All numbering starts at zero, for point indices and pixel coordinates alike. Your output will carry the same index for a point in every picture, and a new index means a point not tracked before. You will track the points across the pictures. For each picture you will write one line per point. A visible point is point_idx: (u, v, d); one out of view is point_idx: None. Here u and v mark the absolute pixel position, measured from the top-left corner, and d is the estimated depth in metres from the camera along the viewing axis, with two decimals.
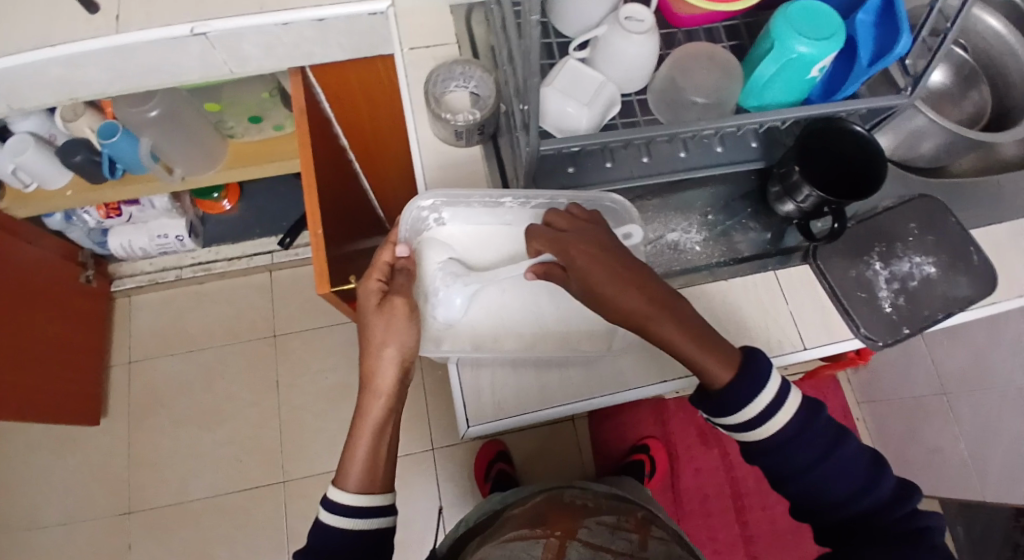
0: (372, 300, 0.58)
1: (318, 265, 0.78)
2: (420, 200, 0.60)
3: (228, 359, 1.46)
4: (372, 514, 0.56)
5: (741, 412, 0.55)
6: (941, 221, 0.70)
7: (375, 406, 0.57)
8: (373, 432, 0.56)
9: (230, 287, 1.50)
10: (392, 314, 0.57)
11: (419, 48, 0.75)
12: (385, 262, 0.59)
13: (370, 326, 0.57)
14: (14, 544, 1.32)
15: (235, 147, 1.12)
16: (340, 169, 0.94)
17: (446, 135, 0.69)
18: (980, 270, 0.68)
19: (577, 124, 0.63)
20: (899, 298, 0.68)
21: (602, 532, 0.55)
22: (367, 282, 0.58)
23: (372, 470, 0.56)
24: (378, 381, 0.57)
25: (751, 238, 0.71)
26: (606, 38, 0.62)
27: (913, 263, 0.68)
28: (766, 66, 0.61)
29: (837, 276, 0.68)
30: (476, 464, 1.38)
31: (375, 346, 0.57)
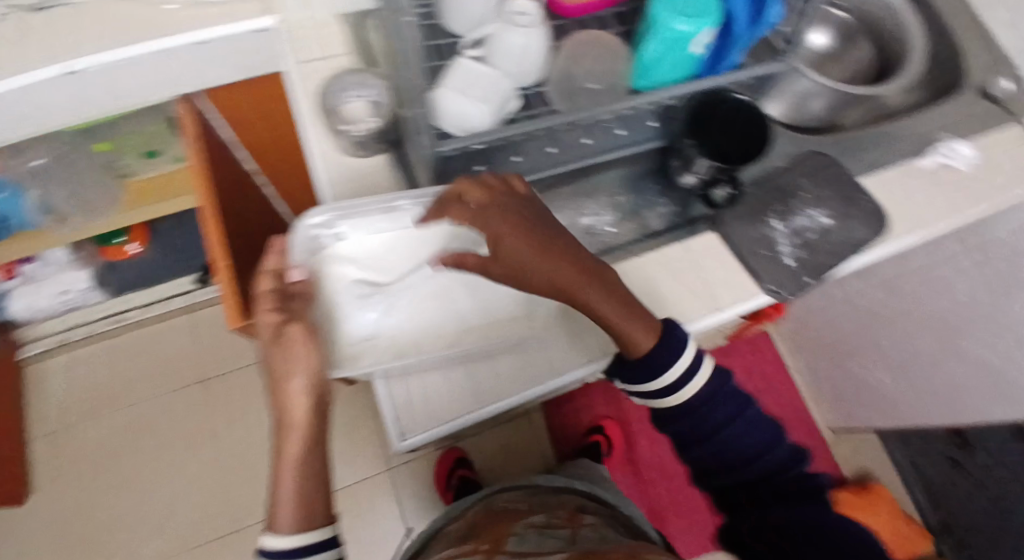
0: (269, 333, 0.54)
1: (227, 300, 0.74)
2: (305, 219, 0.54)
3: (160, 413, 1.38)
4: (312, 550, 0.53)
5: (665, 376, 0.59)
6: (831, 176, 0.73)
7: (295, 439, 0.54)
8: (297, 468, 0.53)
9: (151, 335, 1.42)
10: (291, 344, 0.53)
11: (312, 61, 0.71)
12: (272, 291, 0.55)
13: (273, 362, 0.53)
14: None
15: (135, 187, 1.04)
16: (246, 194, 0.90)
17: (347, 147, 0.68)
18: (874, 216, 0.71)
19: (476, 121, 0.62)
20: (800, 251, 0.71)
21: (532, 538, 0.59)
22: (260, 314, 0.54)
23: (306, 507, 0.53)
24: (292, 415, 0.54)
25: (659, 214, 0.74)
26: (495, 35, 0.62)
27: (809, 216, 0.72)
28: (649, 45, 0.63)
29: (743, 237, 0.71)
30: (437, 474, 1.36)
31: (279, 381, 0.53)
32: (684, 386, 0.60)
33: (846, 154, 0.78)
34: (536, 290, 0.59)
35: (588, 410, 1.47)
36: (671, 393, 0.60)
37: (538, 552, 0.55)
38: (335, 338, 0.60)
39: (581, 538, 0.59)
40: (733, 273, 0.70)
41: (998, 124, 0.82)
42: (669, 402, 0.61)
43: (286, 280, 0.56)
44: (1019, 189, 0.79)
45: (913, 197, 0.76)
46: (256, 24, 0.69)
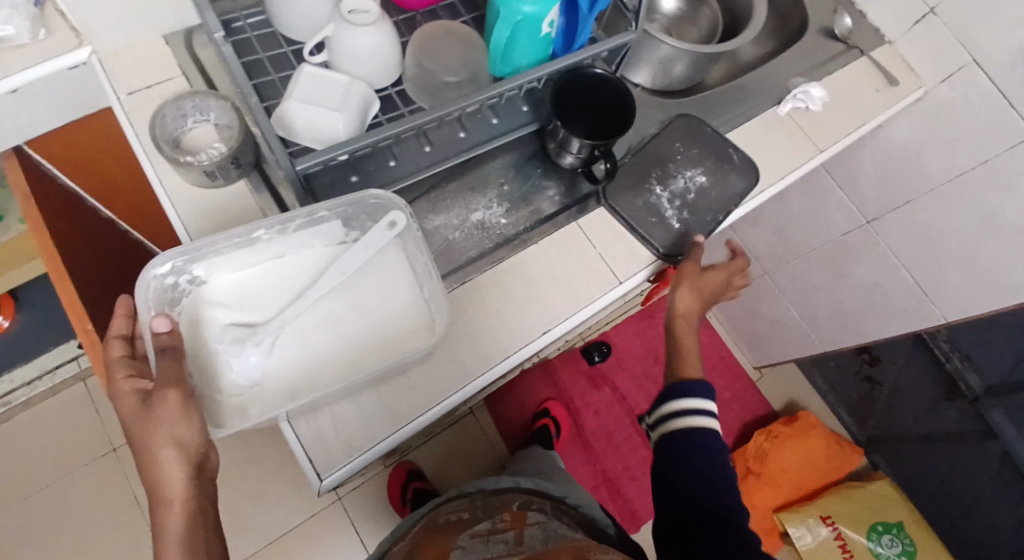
0: (129, 403, 0.49)
1: (98, 367, 0.70)
2: (148, 270, 0.50)
3: (70, 494, 1.25)
4: None
5: (676, 403, 0.69)
6: (699, 137, 0.76)
7: (173, 517, 0.48)
8: (183, 550, 0.48)
9: (42, 412, 1.28)
10: (157, 410, 0.48)
11: (140, 91, 0.66)
12: (121, 357, 0.52)
13: (134, 433, 0.48)
14: None
15: None
16: (101, 246, 0.82)
17: (198, 180, 0.62)
18: (744, 171, 0.75)
19: (334, 131, 0.58)
20: (684, 213, 0.73)
21: (477, 546, 0.58)
22: (117, 385, 0.50)
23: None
24: (164, 490, 0.48)
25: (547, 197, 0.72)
26: (336, 37, 0.59)
27: (686, 177, 0.74)
28: (500, 31, 0.61)
29: (628, 208, 0.72)
30: (390, 490, 1.32)
31: (145, 454, 0.47)
32: (696, 416, 0.68)
33: (710, 110, 0.80)
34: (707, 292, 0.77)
35: (531, 395, 1.45)
36: (680, 416, 0.68)
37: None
38: (211, 395, 0.52)
39: (528, 538, 0.58)
40: (629, 245, 0.71)
41: (843, 62, 0.88)
42: (683, 423, 0.68)
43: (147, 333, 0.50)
44: (868, 121, 0.84)
45: (779, 142, 0.80)
46: (70, 59, 0.63)
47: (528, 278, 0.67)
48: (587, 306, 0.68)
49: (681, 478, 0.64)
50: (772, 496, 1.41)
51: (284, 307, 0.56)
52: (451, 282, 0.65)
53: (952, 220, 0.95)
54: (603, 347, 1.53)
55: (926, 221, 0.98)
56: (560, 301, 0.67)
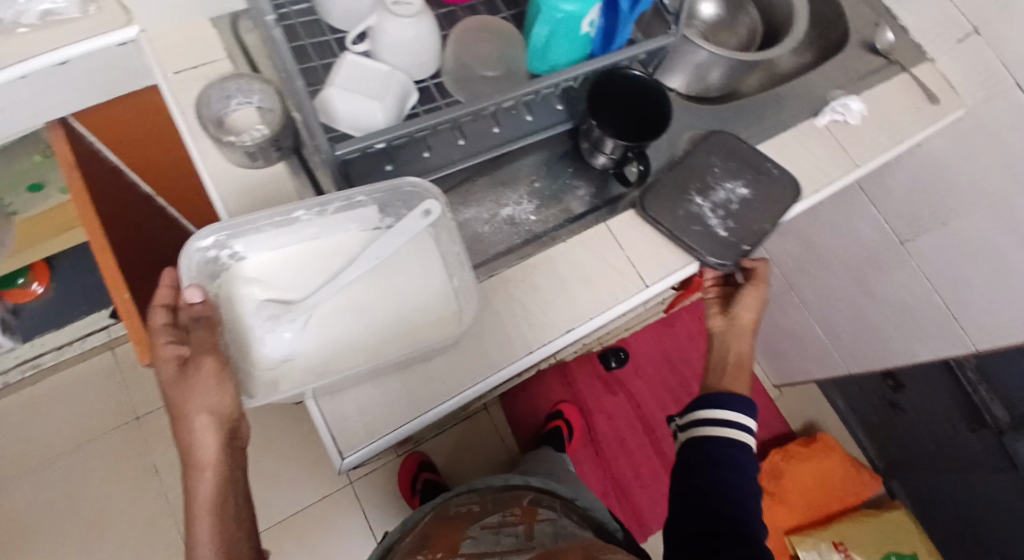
0: (170, 369, 0.52)
1: (135, 336, 0.72)
2: (192, 242, 0.52)
3: (90, 459, 1.32)
4: None
5: (714, 412, 0.69)
6: (727, 152, 0.76)
7: (204, 479, 0.53)
8: (211, 511, 0.52)
9: (70, 379, 1.36)
10: (195, 381, 0.51)
11: (185, 70, 0.68)
12: (164, 324, 0.53)
13: (173, 396, 0.52)
14: None
15: (21, 226, 0.97)
16: (141, 220, 0.84)
17: (238, 159, 0.64)
18: (784, 177, 0.75)
19: (373, 120, 0.60)
20: (729, 222, 0.72)
21: (488, 538, 0.59)
22: (160, 351, 0.52)
23: (225, 553, 0.52)
24: (198, 452, 0.52)
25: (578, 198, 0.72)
26: (379, 27, 0.60)
27: (727, 189, 0.73)
28: (539, 29, 0.62)
29: (673, 219, 0.70)
30: (401, 476, 1.35)
31: (183, 417, 0.51)
32: (731, 428, 0.68)
33: (743, 121, 0.80)
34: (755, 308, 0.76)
35: (544, 396, 1.47)
36: (716, 425, 0.69)
37: (495, 552, 0.55)
38: (246, 366, 0.55)
39: (537, 533, 0.59)
40: (656, 247, 0.71)
41: (883, 76, 0.87)
42: (716, 432, 0.68)
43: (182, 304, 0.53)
44: (908, 138, 0.83)
45: (814, 154, 0.80)
46: (122, 35, 0.65)
47: (555, 276, 0.68)
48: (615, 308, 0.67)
49: (703, 480, 0.65)
50: (786, 515, 1.41)
51: (318, 288, 0.57)
52: (481, 274, 0.66)
53: (988, 244, 0.93)
54: (621, 352, 1.53)
55: (959, 243, 0.97)
56: (587, 301, 0.67)
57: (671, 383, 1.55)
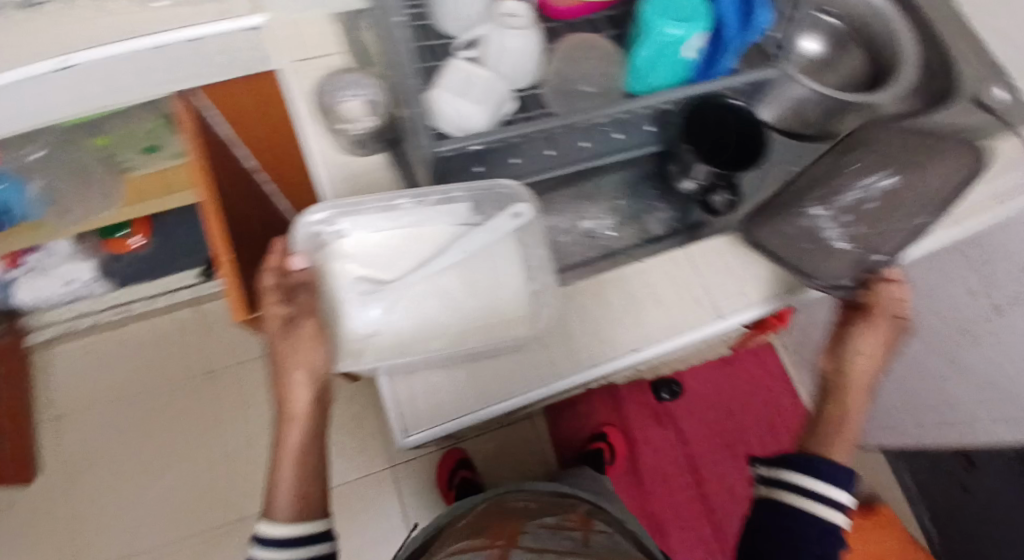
0: (278, 328, 0.59)
1: (234, 294, 0.79)
2: (307, 215, 0.57)
3: (163, 401, 1.45)
4: (312, 540, 0.57)
5: (803, 477, 0.62)
6: (873, 138, 0.69)
7: (294, 430, 0.59)
8: (296, 459, 0.59)
9: (156, 325, 1.49)
10: (297, 342, 0.58)
11: (298, 62, 0.76)
12: (275, 286, 0.59)
13: (278, 350, 0.59)
14: None
15: (132, 182, 1.10)
16: (245, 190, 0.92)
17: (345, 145, 0.70)
18: (942, 169, 0.68)
19: (473, 121, 0.63)
20: (857, 229, 0.68)
21: (545, 536, 0.59)
22: (270, 310, 0.59)
23: (302, 501, 0.58)
24: (292, 404, 0.59)
25: (664, 222, 0.73)
26: (487, 38, 0.64)
27: (863, 186, 0.68)
28: (642, 50, 0.64)
29: (780, 232, 0.69)
30: (439, 472, 1.38)
31: (284, 370, 0.58)
32: (818, 499, 0.61)
33: (869, 122, 0.73)
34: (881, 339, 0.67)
35: (591, 416, 1.48)
36: (802, 493, 0.61)
37: (555, 554, 0.56)
38: (337, 334, 0.59)
39: (595, 542, 0.59)
40: (731, 280, 0.72)
41: (992, 136, 0.83)
42: (798, 502, 0.61)
43: (285, 274, 0.60)
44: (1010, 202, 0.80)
45: None
46: (248, 22, 0.69)
47: (623, 297, 0.69)
48: (687, 335, 0.69)
49: (771, 551, 0.61)
50: None
51: (408, 273, 0.61)
52: (563, 279, 0.69)
53: None
54: (674, 386, 1.52)
55: None
56: (653, 325, 0.69)
57: (723, 425, 1.52)
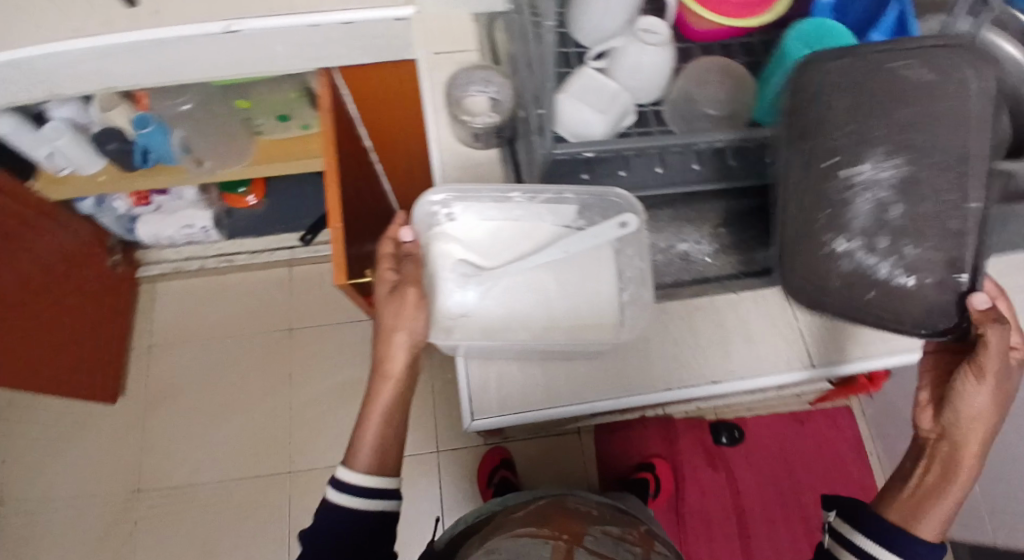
0: (384, 288, 0.60)
1: (337, 257, 0.83)
2: (430, 193, 0.61)
3: (243, 349, 1.55)
4: (382, 495, 0.59)
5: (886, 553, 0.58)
6: (835, 102, 0.54)
7: (385, 389, 0.60)
8: (383, 415, 0.60)
9: (250, 278, 1.60)
10: (400, 304, 0.59)
11: (441, 54, 0.80)
12: (390, 253, 0.62)
13: (382, 312, 0.60)
14: (24, 516, 1.42)
15: (261, 144, 1.18)
16: (355, 167, 0.99)
17: (464, 137, 0.74)
18: (943, 116, 0.53)
19: (591, 130, 0.64)
20: (904, 245, 0.53)
21: (607, 543, 0.55)
22: (382, 271, 0.61)
23: (381, 457, 0.59)
24: (389, 365, 0.60)
25: (727, 257, 0.71)
26: (622, 49, 0.64)
27: (865, 192, 0.53)
28: (777, 80, 0.64)
29: (837, 292, 0.55)
30: (480, 469, 1.42)
31: (385, 332, 0.59)
32: None
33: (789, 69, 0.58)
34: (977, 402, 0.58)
35: (639, 445, 1.46)
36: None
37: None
38: (435, 309, 0.63)
39: None
40: (822, 327, 0.70)
41: None
42: None
43: (398, 241, 0.63)
44: None
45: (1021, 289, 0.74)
46: (397, 13, 0.76)
47: (703, 325, 0.70)
48: (771, 374, 0.69)
49: None
50: None
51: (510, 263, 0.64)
52: (659, 297, 0.69)
53: None
54: (735, 432, 1.46)
55: None
56: (733, 360, 0.69)
57: (781, 484, 1.44)
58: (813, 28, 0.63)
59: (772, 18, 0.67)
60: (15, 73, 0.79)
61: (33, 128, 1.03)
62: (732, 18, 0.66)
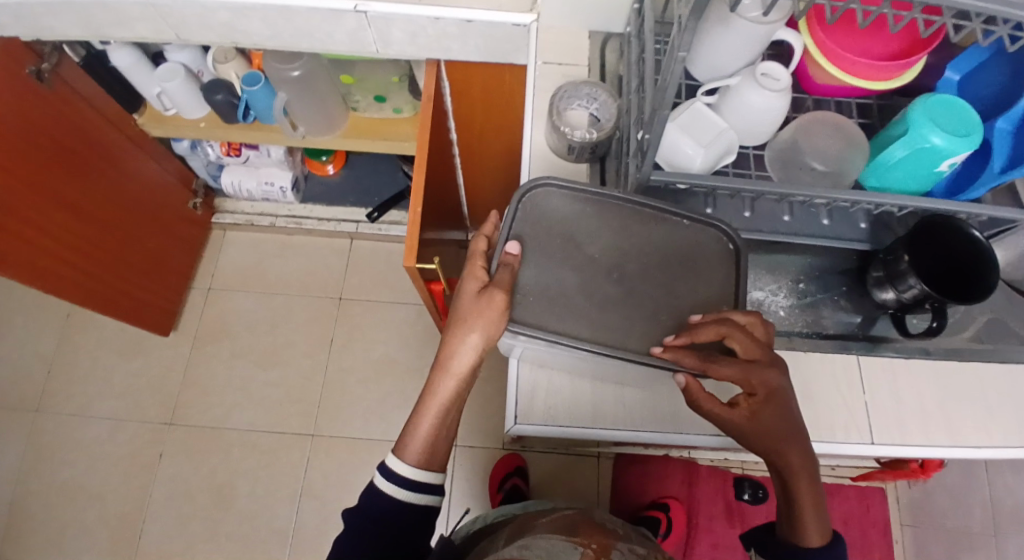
0: (473, 288, 0.62)
1: (410, 238, 0.85)
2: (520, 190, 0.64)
3: (294, 309, 1.60)
4: (419, 490, 0.61)
5: None
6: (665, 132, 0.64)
7: (446, 384, 0.63)
8: (438, 411, 0.62)
9: (314, 244, 1.66)
10: (485, 302, 0.60)
11: (552, 64, 0.81)
12: (482, 250, 0.65)
13: (464, 310, 0.61)
14: (60, 424, 1.50)
15: (354, 119, 1.23)
16: (441, 157, 1.02)
17: (559, 147, 0.74)
18: (556, 219, 0.65)
19: (689, 163, 0.65)
20: (659, 275, 0.64)
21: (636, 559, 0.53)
22: (474, 267, 0.63)
23: (430, 448, 0.62)
24: (454, 362, 0.62)
25: (776, 310, 0.73)
26: (737, 89, 0.64)
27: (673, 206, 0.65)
28: (897, 148, 0.65)
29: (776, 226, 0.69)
30: (493, 471, 1.43)
31: (461, 330, 0.61)
32: None
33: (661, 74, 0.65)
34: (764, 439, 0.60)
35: (657, 484, 1.43)
36: None
37: None
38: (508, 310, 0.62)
39: None
40: (889, 400, 0.71)
41: None
42: None
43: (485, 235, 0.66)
44: None
45: None
46: (518, 18, 0.79)
47: None
48: (835, 441, 0.68)
49: None
50: None
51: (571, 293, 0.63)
52: None
53: None
54: (759, 490, 1.43)
55: None
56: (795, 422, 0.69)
57: None
58: (939, 102, 0.64)
59: (897, 84, 0.67)
60: (144, 11, 0.85)
61: (152, 67, 1.14)
62: (856, 76, 0.67)
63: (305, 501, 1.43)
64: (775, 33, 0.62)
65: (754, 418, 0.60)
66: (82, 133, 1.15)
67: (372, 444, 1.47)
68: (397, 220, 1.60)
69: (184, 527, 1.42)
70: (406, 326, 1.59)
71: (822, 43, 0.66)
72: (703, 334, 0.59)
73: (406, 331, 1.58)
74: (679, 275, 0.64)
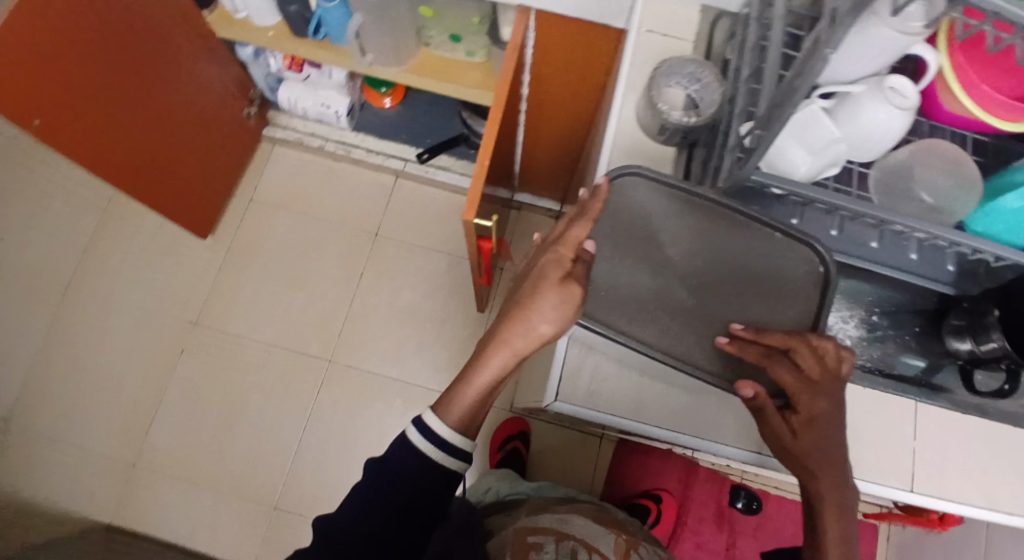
0: (556, 275, 0.57)
1: (472, 193, 0.83)
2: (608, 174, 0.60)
3: (329, 236, 1.59)
4: (449, 451, 0.60)
5: None
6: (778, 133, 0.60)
7: (499, 358, 0.60)
8: (488, 384, 0.61)
9: (359, 174, 1.63)
10: (565, 295, 0.57)
11: (655, 34, 0.75)
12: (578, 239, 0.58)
13: (540, 295, 0.57)
14: (89, 305, 1.53)
15: (424, 55, 1.19)
16: (510, 111, 0.98)
17: (650, 125, 0.70)
18: (635, 208, 0.61)
19: (792, 169, 0.62)
20: (733, 284, 0.61)
21: None
22: (562, 252, 0.58)
23: (471, 417, 0.61)
24: (514, 339, 0.59)
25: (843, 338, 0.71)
26: (858, 98, 0.59)
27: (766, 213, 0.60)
28: (1011, 198, 0.59)
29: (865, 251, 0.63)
30: (497, 431, 1.44)
31: (532, 317, 0.58)
32: None
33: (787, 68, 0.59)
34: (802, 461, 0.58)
35: (653, 476, 1.41)
36: None
37: None
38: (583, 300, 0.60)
39: None
40: (938, 453, 0.67)
41: None
42: None
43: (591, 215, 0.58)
44: None
45: None
46: None
47: None
48: (874, 482, 0.66)
49: None
50: None
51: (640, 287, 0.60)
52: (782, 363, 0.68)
53: None
54: (753, 502, 1.43)
55: None
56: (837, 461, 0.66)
57: None
58: None
59: None
60: None
61: None
62: (988, 111, 0.61)
63: (313, 424, 1.45)
64: (912, 47, 0.56)
65: (793, 441, 0.57)
66: (152, 21, 1.11)
67: (385, 383, 1.48)
68: (444, 166, 1.56)
69: (194, 426, 1.45)
70: (436, 274, 1.57)
71: (960, 67, 0.60)
72: (771, 338, 0.57)
73: (436, 279, 1.57)
74: (755, 289, 0.61)
